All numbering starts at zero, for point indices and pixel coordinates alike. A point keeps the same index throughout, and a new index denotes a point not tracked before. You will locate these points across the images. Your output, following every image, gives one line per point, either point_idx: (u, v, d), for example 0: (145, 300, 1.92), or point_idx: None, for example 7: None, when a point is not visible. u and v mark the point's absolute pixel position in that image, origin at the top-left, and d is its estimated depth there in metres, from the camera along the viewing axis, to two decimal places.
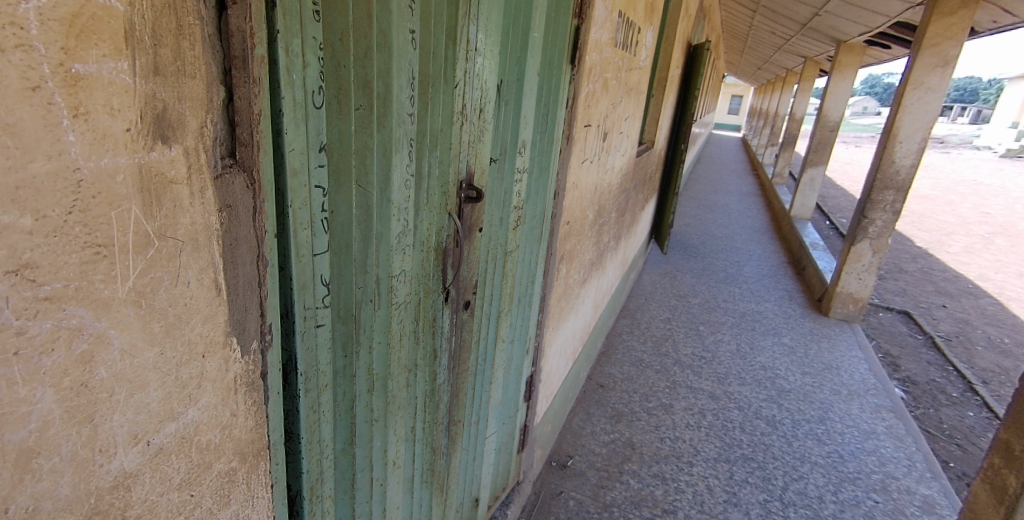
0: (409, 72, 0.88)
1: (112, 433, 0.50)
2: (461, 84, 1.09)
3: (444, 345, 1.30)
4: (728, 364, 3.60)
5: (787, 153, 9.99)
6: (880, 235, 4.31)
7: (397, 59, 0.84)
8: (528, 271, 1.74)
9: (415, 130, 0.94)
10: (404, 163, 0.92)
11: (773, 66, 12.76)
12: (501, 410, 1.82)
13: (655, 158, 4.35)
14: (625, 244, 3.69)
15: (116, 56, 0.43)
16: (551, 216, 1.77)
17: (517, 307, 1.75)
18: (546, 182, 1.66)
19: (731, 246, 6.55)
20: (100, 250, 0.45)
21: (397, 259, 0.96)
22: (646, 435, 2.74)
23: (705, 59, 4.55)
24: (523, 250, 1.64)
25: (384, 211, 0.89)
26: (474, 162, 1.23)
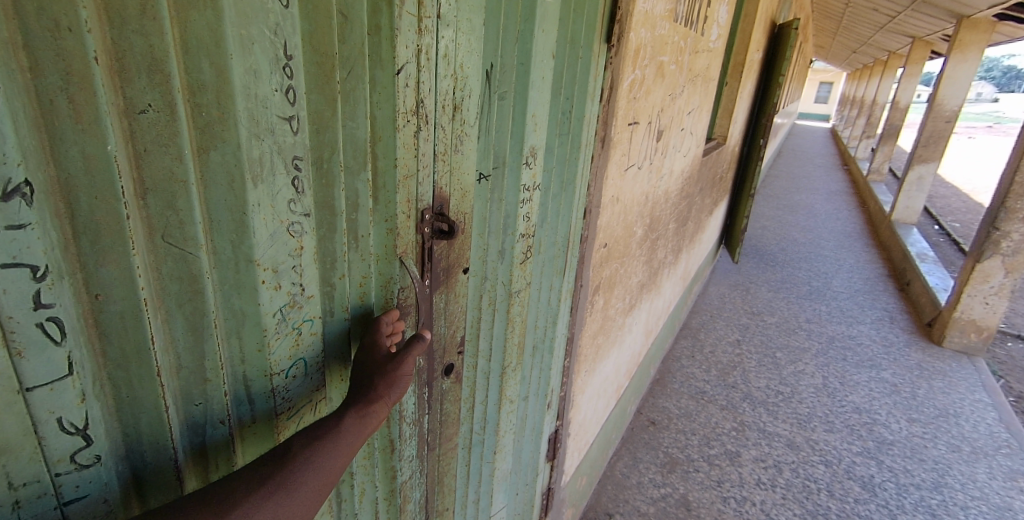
0: (279, 47, 0.53)
1: None
2: (411, 67, 0.71)
3: (411, 431, 0.94)
4: (812, 403, 3.02)
5: (886, 147, 8.85)
6: (1017, 252, 3.51)
7: (238, 21, 0.48)
8: (550, 308, 1.33)
9: (301, 144, 0.58)
10: (279, 198, 0.56)
11: (872, 50, 11.44)
12: (512, 482, 1.42)
13: (726, 157, 3.79)
14: (686, 257, 3.20)
15: None
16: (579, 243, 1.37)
17: (535, 356, 1.34)
18: (571, 199, 1.26)
19: (817, 254, 5.77)
20: None
21: (284, 346, 0.62)
22: (706, 493, 2.27)
23: (792, 41, 3.90)
24: (539, 290, 1.25)
25: (241, 279, 0.54)
26: (446, 183, 0.85)
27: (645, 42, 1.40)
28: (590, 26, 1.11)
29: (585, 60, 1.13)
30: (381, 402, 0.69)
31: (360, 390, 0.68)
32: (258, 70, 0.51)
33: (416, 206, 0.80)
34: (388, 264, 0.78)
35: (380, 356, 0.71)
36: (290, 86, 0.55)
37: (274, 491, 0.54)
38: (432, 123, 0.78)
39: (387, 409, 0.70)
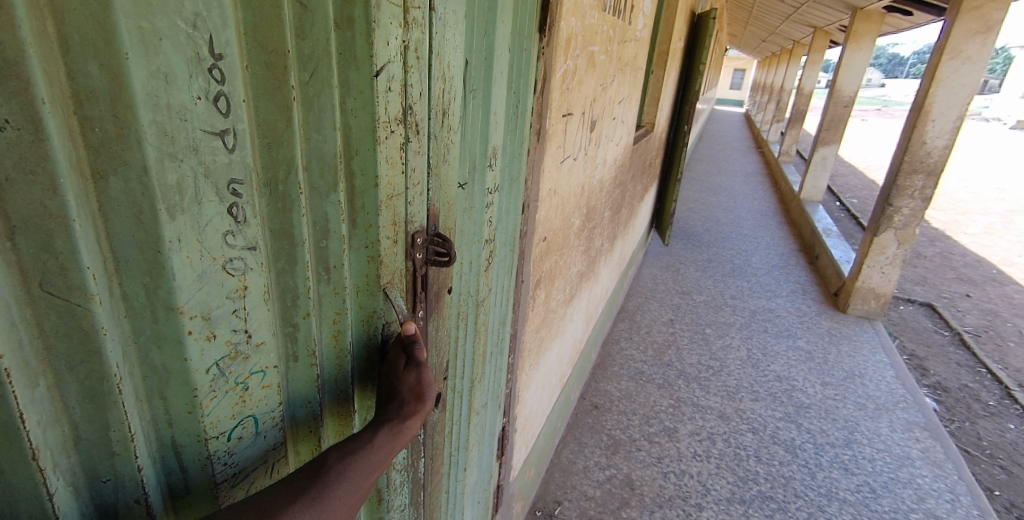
0: (200, 42, 0.49)
1: None
2: (391, 63, 0.70)
3: (402, 478, 0.95)
4: (739, 375, 3.22)
5: (794, 130, 9.50)
6: (907, 225, 3.88)
7: (127, 13, 0.43)
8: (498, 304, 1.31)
9: (229, 168, 0.54)
10: (212, 229, 0.54)
11: (780, 38, 12.18)
12: (478, 493, 1.41)
13: (655, 143, 3.91)
14: (621, 242, 3.28)
15: None
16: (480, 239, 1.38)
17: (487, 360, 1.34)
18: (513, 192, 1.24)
19: (738, 233, 6.12)
20: None
21: (220, 407, 0.60)
22: (647, 470, 2.36)
23: (710, 30, 4.07)
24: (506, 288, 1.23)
25: (161, 331, 0.53)
26: (432, 193, 0.88)
27: (575, 33, 1.39)
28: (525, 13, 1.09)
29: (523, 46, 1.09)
30: (413, 417, 0.77)
31: (394, 408, 0.75)
32: (171, 74, 0.47)
33: (401, 224, 0.82)
34: (372, 296, 0.80)
35: (407, 383, 0.78)
36: (221, 90, 0.52)
37: (313, 500, 0.60)
38: (410, 125, 0.78)
39: (419, 424, 0.78)
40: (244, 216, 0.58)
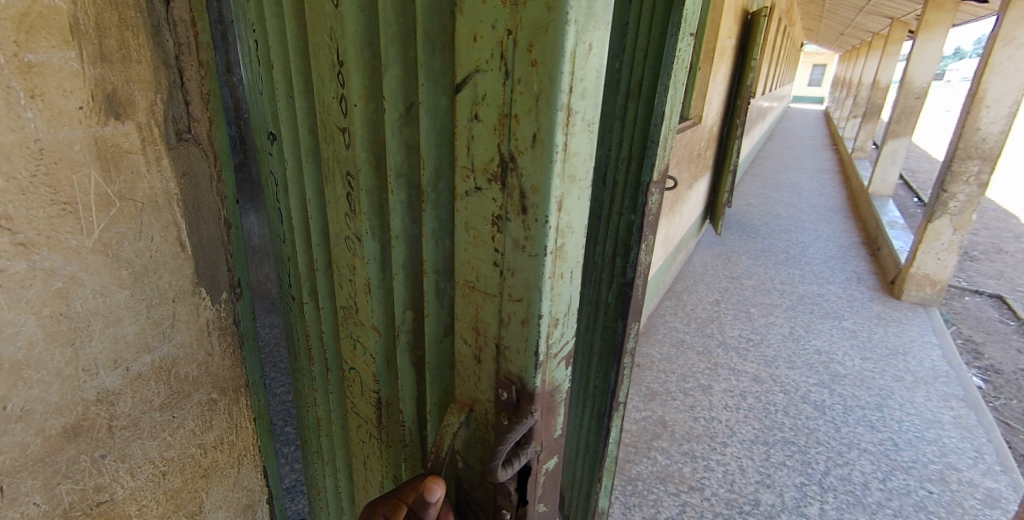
0: (334, 56, 0.86)
1: (93, 355, 0.89)
2: (483, 81, 0.69)
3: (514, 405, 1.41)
4: (779, 347, 3.47)
5: (870, 124, 9.24)
6: (962, 211, 3.94)
7: (313, 47, 0.90)
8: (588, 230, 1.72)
9: (346, 166, 0.92)
10: (340, 200, 0.98)
11: (858, 31, 11.77)
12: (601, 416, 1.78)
13: (705, 135, 4.21)
14: (667, 224, 3.62)
15: (64, 48, 0.79)
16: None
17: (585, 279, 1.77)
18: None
19: (798, 226, 6.19)
20: (64, 207, 0.81)
21: (348, 324, 1.11)
22: (680, 414, 2.72)
23: (761, 27, 4.33)
24: (640, 251, 1.50)
25: (330, 250, 1.08)
26: (510, 285, 0.76)
27: None
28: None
29: (622, 31, 1.49)
30: None
31: None
32: (323, 78, 0.90)
33: (485, 333, 0.82)
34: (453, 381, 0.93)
35: None
36: (342, 94, 0.87)
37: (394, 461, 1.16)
38: (506, 188, 0.71)
39: None
40: (353, 202, 0.95)
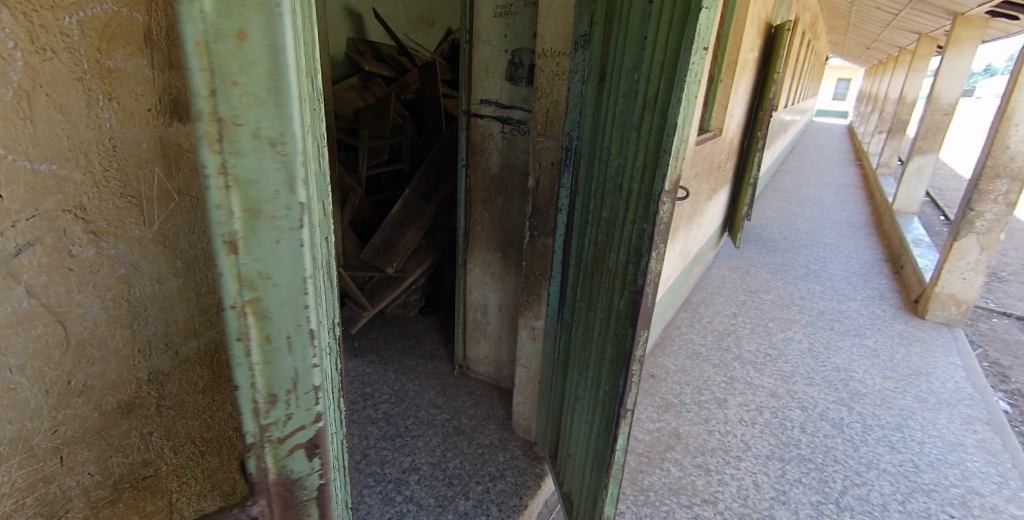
0: None
1: (145, 329, 1.03)
2: None
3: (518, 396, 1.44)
4: (797, 363, 3.43)
5: (895, 140, 9.10)
6: (990, 230, 3.86)
7: None
8: (601, 236, 1.75)
9: None
10: None
11: (885, 45, 11.62)
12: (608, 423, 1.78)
13: (725, 147, 4.19)
14: (685, 235, 3.62)
15: (134, 62, 0.93)
16: (571, 177, 1.90)
17: (598, 284, 1.78)
18: (609, 133, 1.65)
19: (819, 241, 6.11)
20: (130, 200, 0.95)
21: None
22: (694, 426, 2.71)
23: (785, 40, 4.31)
24: (651, 258, 1.53)
25: None
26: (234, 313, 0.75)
27: None
28: (675, 1, 1.39)
29: (642, 40, 1.50)
30: None
31: None
32: None
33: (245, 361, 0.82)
34: None
35: None
36: None
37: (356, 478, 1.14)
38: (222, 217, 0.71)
39: None
40: None
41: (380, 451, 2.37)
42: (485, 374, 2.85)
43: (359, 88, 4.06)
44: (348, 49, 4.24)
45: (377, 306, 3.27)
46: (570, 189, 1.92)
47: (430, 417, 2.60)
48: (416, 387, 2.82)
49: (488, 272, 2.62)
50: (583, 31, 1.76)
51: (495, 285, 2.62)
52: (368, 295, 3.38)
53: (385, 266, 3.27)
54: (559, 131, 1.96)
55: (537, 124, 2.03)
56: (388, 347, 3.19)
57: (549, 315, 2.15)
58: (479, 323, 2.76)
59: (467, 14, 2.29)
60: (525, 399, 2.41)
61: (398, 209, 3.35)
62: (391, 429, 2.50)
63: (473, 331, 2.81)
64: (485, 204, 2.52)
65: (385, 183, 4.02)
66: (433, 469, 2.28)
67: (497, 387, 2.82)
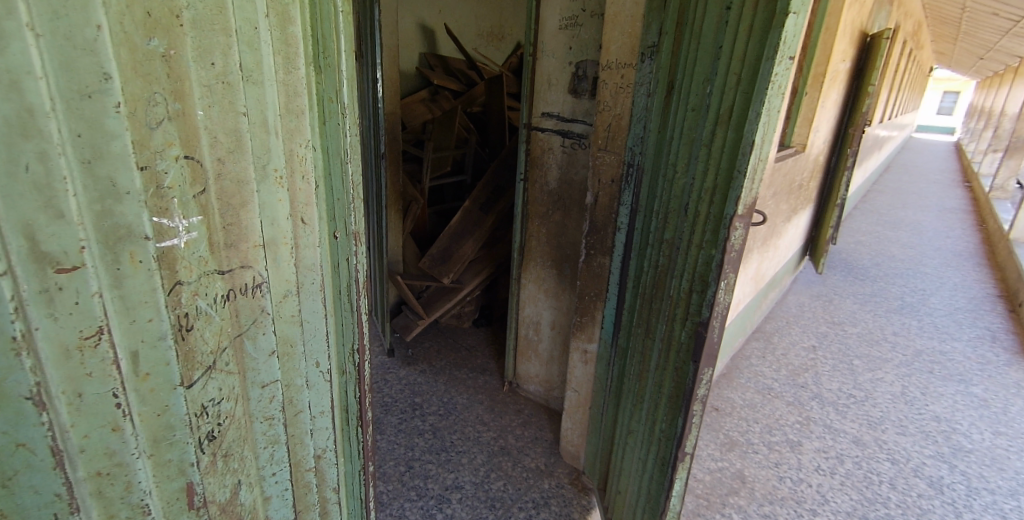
0: None
1: None
2: None
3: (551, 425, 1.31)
4: (887, 408, 3.05)
5: (1015, 160, 8.11)
6: None
7: None
8: (660, 259, 1.58)
9: None
10: None
11: (1004, 55, 10.46)
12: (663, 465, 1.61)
13: (809, 165, 3.87)
14: (759, 258, 3.35)
15: None
16: (632, 194, 1.74)
17: (657, 312, 1.60)
18: (676, 149, 1.49)
19: (918, 270, 5.51)
20: None
21: None
22: (762, 470, 2.45)
23: (883, 50, 3.93)
24: (719, 288, 1.38)
25: None
26: None
27: None
28: (758, 7, 1.24)
29: (716, 48, 1.34)
30: None
31: None
32: None
33: None
34: None
35: None
36: None
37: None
38: None
39: None
40: None
41: (424, 464, 2.24)
42: (535, 393, 2.72)
43: (427, 101, 4.12)
44: (419, 63, 4.32)
45: (431, 316, 3.25)
46: (631, 207, 1.76)
47: (477, 433, 2.45)
48: (464, 400, 2.70)
49: (542, 289, 2.51)
50: (651, 42, 1.59)
51: (549, 302, 2.50)
52: (423, 304, 3.37)
53: (442, 276, 3.23)
54: (622, 147, 1.79)
55: (597, 138, 1.87)
56: (441, 357, 3.13)
57: (603, 338, 1.95)
58: (531, 341, 2.64)
59: (531, 25, 2.21)
60: (575, 425, 2.21)
61: (457, 220, 3.34)
62: (438, 442, 2.37)
63: (525, 349, 2.69)
64: (542, 218, 2.41)
65: (448, 193, 4.03)
66: (476, 488, 2.13)
67: (546, 408, 2.68)
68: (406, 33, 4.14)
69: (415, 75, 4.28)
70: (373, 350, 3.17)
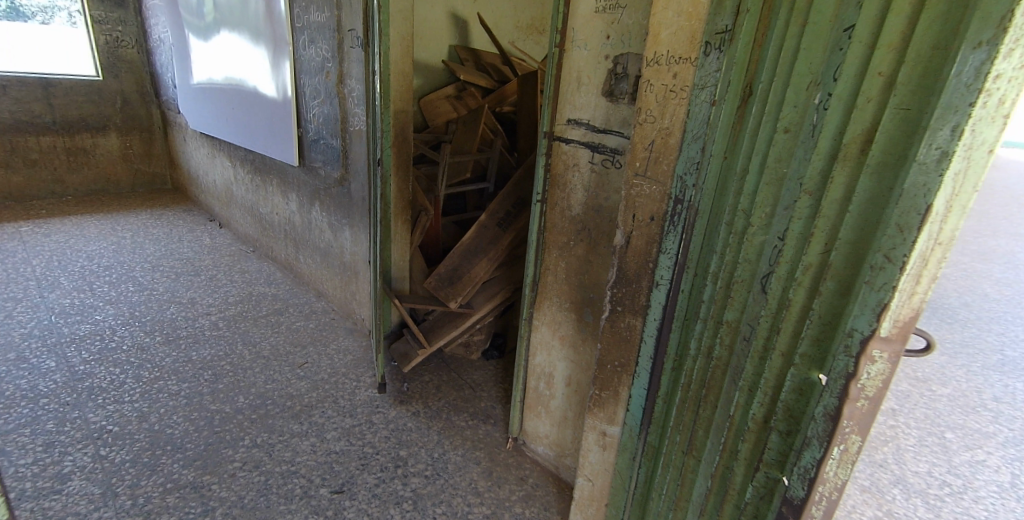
0: None
1: None
2: None
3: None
4: (995, 506, 2.39)
5: None
6: None
7: None
8: (717, 347, 1.13)
9: None
10: None
11: None
12: None
13: None
14: None
15: None
16: (679, 243, 1.24)
17: (702, 424, 1.19)
18: (747, 190, 1.06)
19: (1017, 314, 4.69)
20: None
21: None
22: None
23: None
24: (831, 457, 0.94)
25: None
26: None
27: None
28: None
29: (841, 32, 0.89)
30: None
31: None
32: None
33: None
34: None
35: None
36: None
37: None
38: None
39: None
40: None
41: None
42: (545, 456, 2.25)
43: (453, 98, 3.75)
44: (449, 57, 3.92)
45: (434, 345, 2.85)
46: (676, 259, 1.25)
47: (467, 508, 2.03)
48: (458, 458, 2.28)
49: (558, 335, 2.04)
50: (723, 26, 1.10)
51: (564, 354, 2.03)
52: (427, 330, 2.98)
53: (447, 299, 2.82)
54: (667, 174, 1.27)
55: (633, 159, 1.35)
56: (440, 396, 2.72)
57: (626, 425, 1.44)
58: (541, 395, 2.18)
59: (559, 7, 1.72)
60: None
61: (470, 236, 2.92)
62: (416, 518, 1.98)
63: (533, 404, 2.24)
64: (561, 250, 1.94)
65: (471, 201, 3.61)
66: None
67: (557, 477, 2.21)
68: (435, 22, 3.74)
69: (442, 69, 3.89)
70: (365, 384, 2.82)
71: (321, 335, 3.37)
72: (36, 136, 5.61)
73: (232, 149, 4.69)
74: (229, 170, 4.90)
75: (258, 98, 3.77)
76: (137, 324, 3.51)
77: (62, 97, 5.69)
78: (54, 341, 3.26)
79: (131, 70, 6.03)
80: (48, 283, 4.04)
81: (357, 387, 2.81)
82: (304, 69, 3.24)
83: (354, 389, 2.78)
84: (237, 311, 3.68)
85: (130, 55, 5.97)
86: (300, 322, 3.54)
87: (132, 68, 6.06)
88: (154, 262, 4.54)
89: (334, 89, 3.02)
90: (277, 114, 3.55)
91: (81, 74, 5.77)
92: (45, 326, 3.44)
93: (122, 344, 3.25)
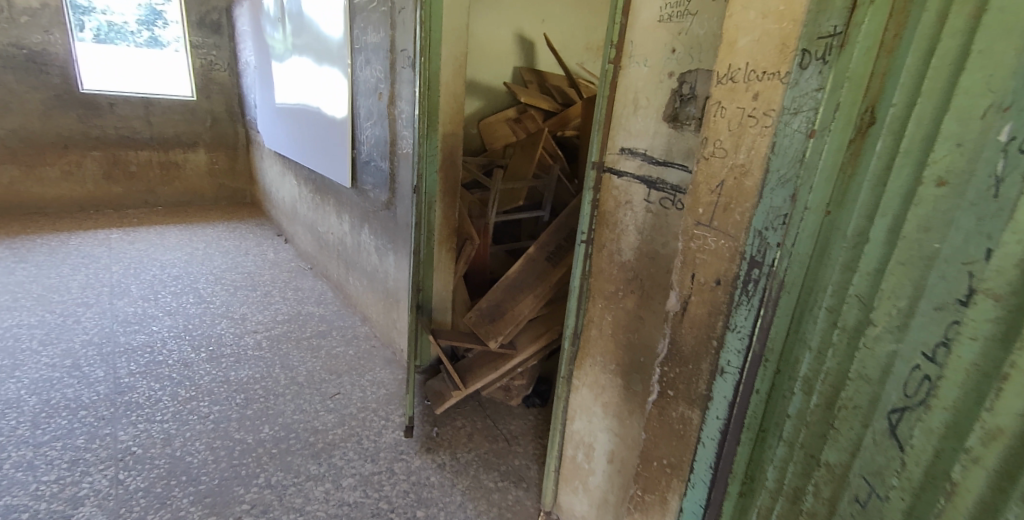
0: None
1: None
2: None
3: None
4: None
5: None
6: None
7: None
8: (817, 434, 1.00)
9: None
10: None
11: None
12: None
13: None
14: None
15: None
16: (755, 319, 1.05)
17: None
18: (868, 261, 0.91)
19: None
20: None
21: None
22: None
23: None
24: None
25: None
26: None
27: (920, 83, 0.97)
28: None
29: None
30: None
31: None
32: None
33: None
34: None
35: None
36: None
37: None
38: None
39: None
40: None
41: None
42: None
43: (512, 120, 3.55)
44: (512, 79, 3.75)
45: (470, 388, 2.60)
46: (746, 339, 1.06)
47: None
48: None
49: (600, 401, 1.72)
50: (830, 28, 0.89)
51: (607, 423, 1.71)
52: (463, 369, 2.73)
53: (486, 338, 2.56)
54: (736, 226, 1.06)
55: (694, 202, 1.13)
56: (471, 446, 2.46)
57: None
58: (578, 466, 1.86)
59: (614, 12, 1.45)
60: None
61: (516, 269, 2.65)
62: None
63: (570, 475, 1.92)
64: (607, 301, 1.63)
65: (524, 228, 3.38)
66: None
67: None
68: (500, 43, 3.59)
69: (505, 92, 3.72)
70: (394, 425, 2.61)
71: (359, 364, 3.21)
72: (134, 150, 6.01)
73: (299, 169, 4.75)
74: (296, 189, 4.97)
75: (321, 118, 3.76)
76: (187, 337, 3.52)
77: (160, 116, 6.08)
78: (109, 350, 3.32)
79: (221, 92, 6.34)
80: (119, 290, 4.20)
81: (384, 427, 2.59)
82: (360, 90, 3.15)
83: (381, 429, 2.57)
84: (282, 331, 3.62)
85: (221, 77, 6.28)
86: (341, 348, 3.41)
87: (222, 90, 6.36)
88: (217, 274, 4.64)
89: (385, 111, 2.89)
90: (336, 135, 3.50)
91: (178, 94, 6.14)
92: (105, 333, 3.54)
93: (169, 358, 3.25)
